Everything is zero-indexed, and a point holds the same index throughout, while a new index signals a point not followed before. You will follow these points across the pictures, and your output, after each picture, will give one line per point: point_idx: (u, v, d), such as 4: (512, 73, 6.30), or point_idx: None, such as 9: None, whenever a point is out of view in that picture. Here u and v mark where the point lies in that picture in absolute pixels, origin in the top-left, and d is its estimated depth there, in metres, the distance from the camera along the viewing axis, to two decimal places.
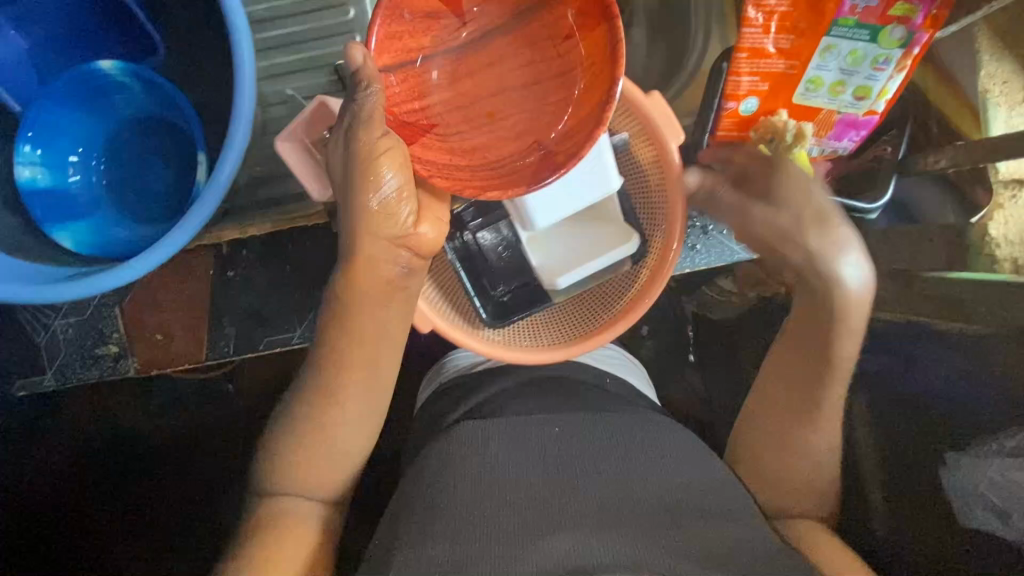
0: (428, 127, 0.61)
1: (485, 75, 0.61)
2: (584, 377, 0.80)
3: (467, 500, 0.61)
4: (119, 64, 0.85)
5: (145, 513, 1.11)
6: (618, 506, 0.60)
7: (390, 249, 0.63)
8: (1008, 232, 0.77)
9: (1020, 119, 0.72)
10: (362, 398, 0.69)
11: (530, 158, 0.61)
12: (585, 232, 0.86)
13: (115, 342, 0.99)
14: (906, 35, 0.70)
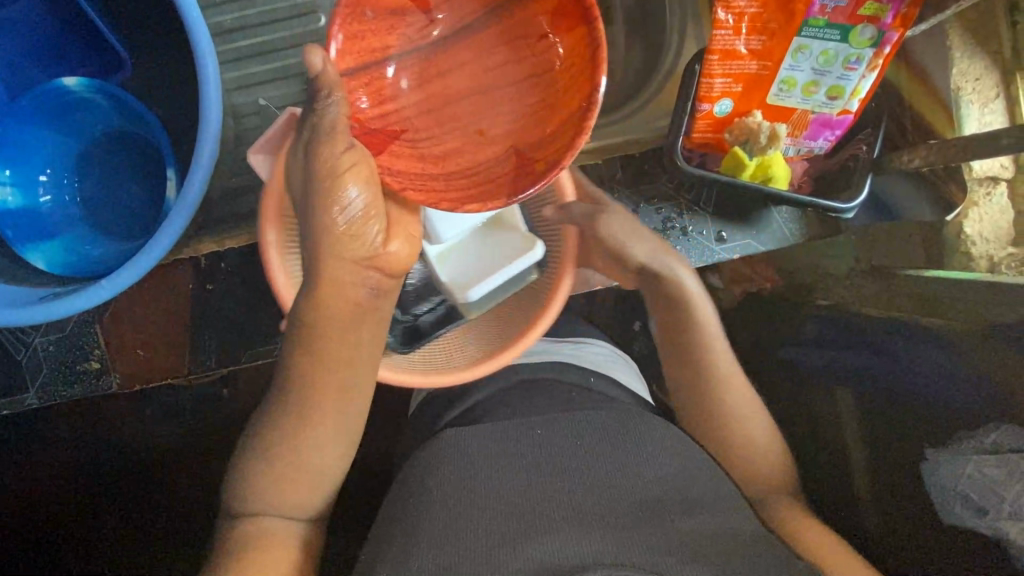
0: (397, 134, 0.58)
1: (453, 78, 0.59)
2: (570, 378, 0.77)
3: (452, 504, 0.60)
4: (84, 81, 0.84)
5: (138, 532, 1.10)
6: (602, 504, 0.59)
7: (356, 270, 0.62)
8: (982, 230, 0.78)
9: (992, 117, 0.72)
10: (337, 416, 0.68)
11: (506, 165, 0.57)
12: (493, 242, 0.81)
13: (97, 359, 0.97)
14: (876, 35, 0.70)
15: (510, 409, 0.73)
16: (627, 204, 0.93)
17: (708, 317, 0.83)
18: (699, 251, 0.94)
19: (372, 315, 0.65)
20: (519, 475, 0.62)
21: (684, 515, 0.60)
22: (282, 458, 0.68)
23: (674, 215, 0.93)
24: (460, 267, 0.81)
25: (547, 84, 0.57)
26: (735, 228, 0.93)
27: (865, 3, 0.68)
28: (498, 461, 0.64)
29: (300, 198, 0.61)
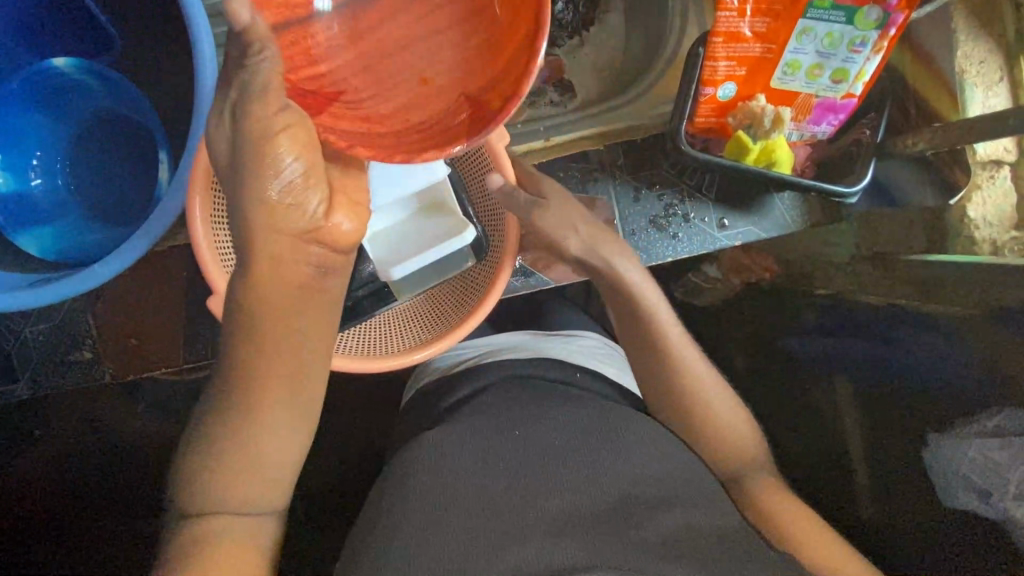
0: (334, 95, 0.52)
1: (386, 27, 0.53)
2: (557, 374, 0.78)
3: (435, 502, 0.59)
4: (73, 61, 0.83)
5: (142, 526, 1.10)
6: (587, 504, 0.58)
7: (298, 246, 0.56)
8: (985, 214, 0.77)
9: (996, 100, 0.72)
10: (283, 414, 0.62)
11: (458, 108, 0.52)
12: (423, 223, 0.80)
13: (90, 347, 0.95)
14: (882, 17, 0.68)
15: (493, 404, 0.71)
16: (628, 188, 0.93)
17: (658, 306, 0.78)
18: (700, 239, 0.94)
19: (315, 297, 0.59)
20: (499, 474, 0.61)
21: (676, 512, 0.59)
22: (260, 449, 0.61)
23: (675, 202, 0.93)
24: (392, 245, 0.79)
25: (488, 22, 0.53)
26: (737, 216, 0.93)
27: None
28: (479, 460, 0.62)
29: (224, 172, 0.56)
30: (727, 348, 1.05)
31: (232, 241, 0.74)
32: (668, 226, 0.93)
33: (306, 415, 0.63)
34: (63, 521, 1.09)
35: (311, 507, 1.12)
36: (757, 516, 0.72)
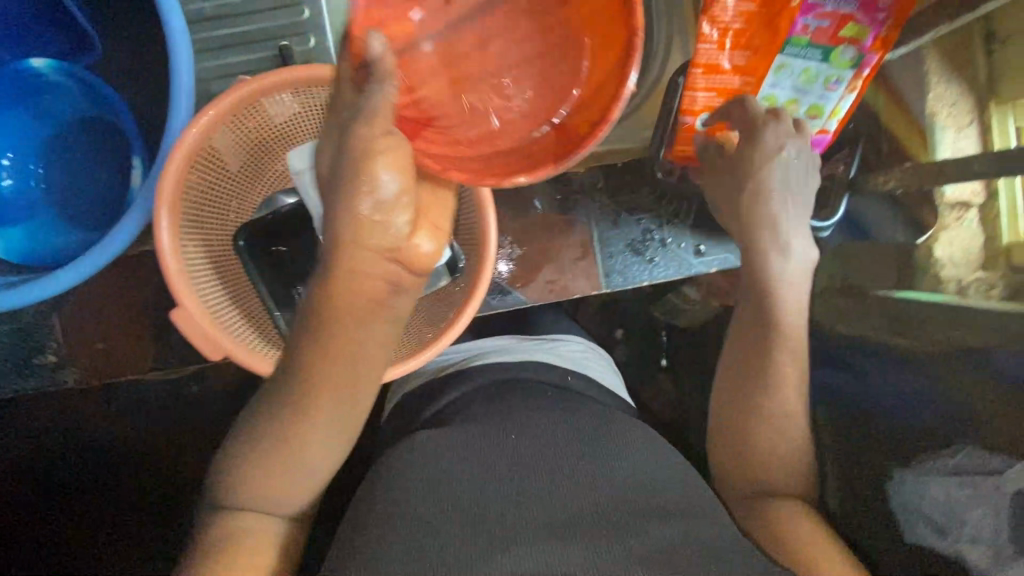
0: (426, 122, 0.55)
1: (469, 58, 0.56)
2: (549, 377, 0.79)
3: (438, 501, 0.59)
4: (53, 62, 0.82)
5: (108, 539, 1.06)
6: (591, 503, 0.58)
7: (377, 261, 0.58)
8: (953, 254, 0.80)
9: (966, 142, 0.73)
10: (335, 413, 0.62)
11: (546, 136, 0.54)
12: None
13: (54, 351, 0.94)
14: (857, 56, 0.70)
15: (494, 408, 0.71)
16: (609, 214, 0.95)
17: (791, 310, 0.73)
18: (676, 263, 0.95)
19: (381, 313, 0.61)
20: (502, 476, 0.61)
21: (680, 511, 0.60)
22: (284, 459, 0.62)
23: (653, 228, 0.95)
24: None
25: (568, 40, 0.55)
26: (713, 241, 0.94)
27: (847, 26, 0.67)
28: (480, 467, 0.62)
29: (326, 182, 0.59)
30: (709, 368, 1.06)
31: (200, 255, 0.73)
32: (646, 251, 0.95)
33: (327, 432, 0.62)
34: (32, 523, 1.05)
35: None
36: (757, 533, 0.67)
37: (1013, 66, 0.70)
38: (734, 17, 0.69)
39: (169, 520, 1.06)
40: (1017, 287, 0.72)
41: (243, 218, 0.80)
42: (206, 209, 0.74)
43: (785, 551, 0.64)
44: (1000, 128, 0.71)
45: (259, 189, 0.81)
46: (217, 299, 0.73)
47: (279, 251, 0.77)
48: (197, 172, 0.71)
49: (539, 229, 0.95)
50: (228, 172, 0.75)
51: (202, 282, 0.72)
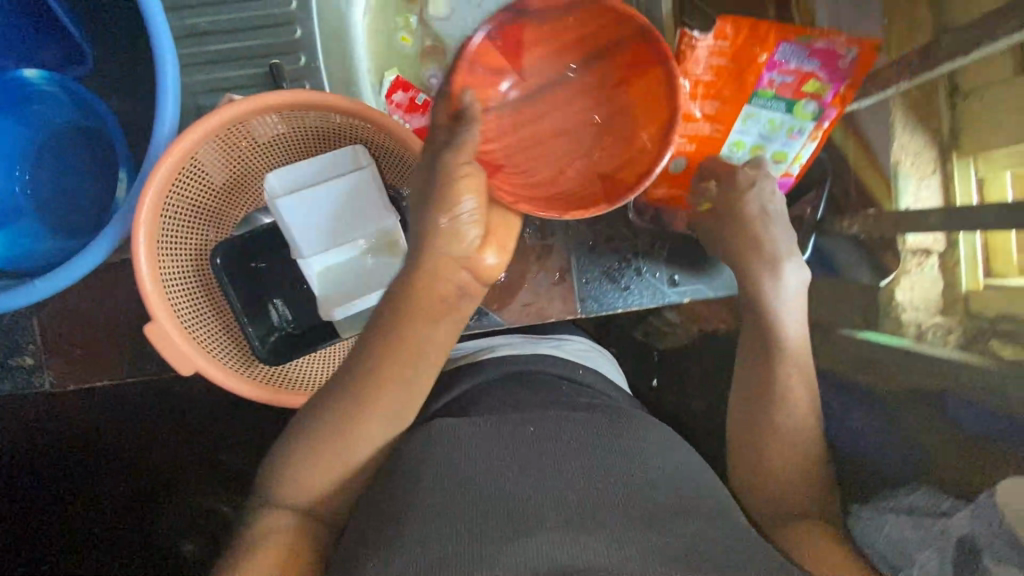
0: (499, 165, 0.75)
1: (535, 125, 0.77)
2: (560, 370, 0.74)
3: (436, 498, 0.53)
4: (44, 74, 0.83)
5: (73, 546, 1.04)
6: (607, 507, 0.52)
7: (452, 269, 0.67)
8: (914, 299, 0.79)
9: (929, 193, 0.75)
10: (398, 399, 0.65)
11: (595, 185, 0.76)
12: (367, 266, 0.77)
13: (30, 355, 0.96)
14: (817, 110, 0.76)
15: (498, 402, 0.65)
16: (584, 243, 0.97)
17: (790, 321, 0.74)
18: (650, 292, 0.97)
19: (449, 315, 0.68)
20: (506, 473, 0.54)
21: (705, 526, 0.53)
22: (299, 465, 0.64)
23: (629, 257, 0.96)
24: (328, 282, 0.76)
25: (624, 124, 0.76)
26: (688, 273, 0.96)
27: (809, 81, 0.75)
28: (497, 453, 0.56)
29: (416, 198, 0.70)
30: (687, 395, 1.06)
31: (177, 272, 0.74)
32: (621, 279, 0.97)
33: (325, 441, 0.64)
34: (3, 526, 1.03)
35: None
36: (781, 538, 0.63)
37: (976, 124, 0.71)
38: (704, 71, 0.76)
39: (137, 528, 1.04)
40: (970, 339, 0.74)
41: (223, 236, 0.82)
42: (184, 226, 0.75)
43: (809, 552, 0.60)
44: (962, 182, 0.73)
45: (239, 206, 0.82)
46: (193, 316, 0.74)
47: (257, 266, 0.79)
48: (176, 191, 0.71)
49: (520, 252, 0.97)
50: (208, 190, 0.77)
51: (178, 298, 0.73)
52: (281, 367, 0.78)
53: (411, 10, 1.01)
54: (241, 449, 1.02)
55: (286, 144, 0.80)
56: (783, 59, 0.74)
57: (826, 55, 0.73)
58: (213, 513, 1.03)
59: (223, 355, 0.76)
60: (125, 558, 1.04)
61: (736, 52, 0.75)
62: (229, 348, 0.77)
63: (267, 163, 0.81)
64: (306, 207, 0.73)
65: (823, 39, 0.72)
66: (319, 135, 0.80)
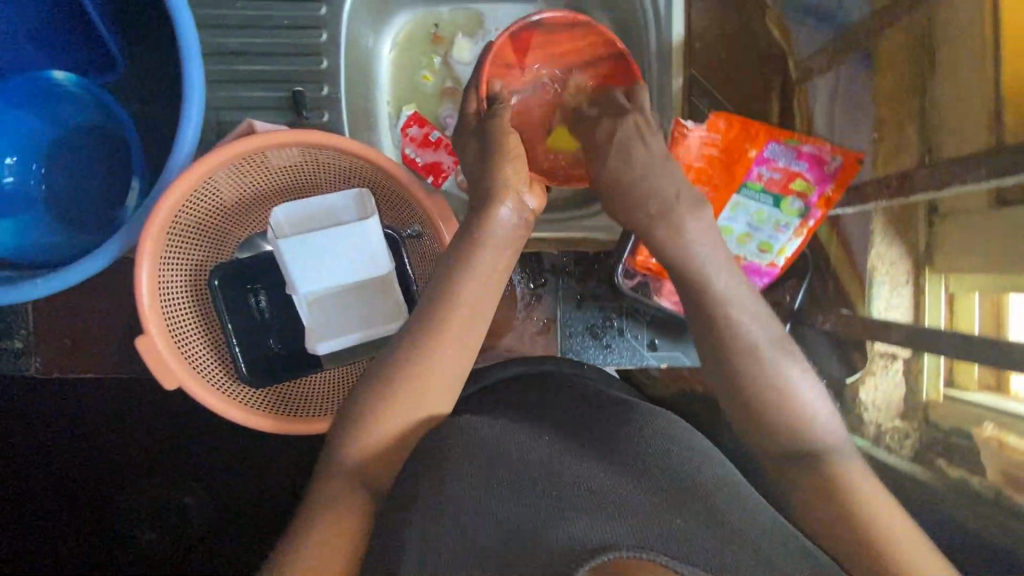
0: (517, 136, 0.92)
1: (534, 111, 0.94)
2: (575, 370, 0.80)
3: (456, 488, 0.54)
4: (73, 77, 0.88)
5: (31, 532, 1.03)
6: (630, 497, 0.53)
7: (512, 201, 0.75)
8: (876, 400, 0.83)
9: (898, 302, 0.78)
10: (453, 351, 0.67)
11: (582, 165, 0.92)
12: (359, 304, 0.79)
13: (21, 339, 0.98)
14: (803, 208, 0.80)
15: (512, 411, 0.69)
16: (571, 297, 1.00)
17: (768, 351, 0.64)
18: (629, 353, 1.00)
19: (510, 240, 0.74)
20: (526, 468, 0.56)
21: (733, 509, 0.54)
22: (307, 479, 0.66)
23: (613, 316, 1.00)
24: (318, 317, 0.78)
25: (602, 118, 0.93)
26: (667, 340, 1.00)
27: (796, 180, 0.80)
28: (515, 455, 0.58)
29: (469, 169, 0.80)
30: None
31: (174, 289, 0.77)
32: (603, 336, 1.00)
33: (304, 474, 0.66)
34: None
35: (205, 542, 1.04)
36: (802, 512, 0.59)
37: (949, 244, 0.75)
38: (696, 157, 0.83)
39: (98, 520, 1.03)
40: (924, 447, 0.77)
41: (225, 256, 0.85)
42: (188, 241, 0.78)
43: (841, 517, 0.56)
44: (933, 295, 0.75)
45: (241, 228, 0.85)
46: (184, 333, 0.77)
47: (255, 290, 0.82)
48: (187, 208, 0.75)
49: (509, 297, 1.00)
50: (212, 213, 0.80)
51: (171, 315, 0.76)
52: (280, 386, 0.81)
53: (436, 51, 1.10)
54: (212, 451, 1.03)
55: (294, 174, 0.83)
56: (772, 157, 0.81)
57: (812, 158, 0.79)
58: (174, 513, 1.03)
59: (210, 374, 0.79)
60: (83, 550, 1.04)
61: (727, 144, 0.82)
62: (218, 370, 0.80)
63: (277, 188, 0.84)
64: (302, 249, 0.74)
65: (811, 145, 0.79)
66: (329, 169, 0.83)
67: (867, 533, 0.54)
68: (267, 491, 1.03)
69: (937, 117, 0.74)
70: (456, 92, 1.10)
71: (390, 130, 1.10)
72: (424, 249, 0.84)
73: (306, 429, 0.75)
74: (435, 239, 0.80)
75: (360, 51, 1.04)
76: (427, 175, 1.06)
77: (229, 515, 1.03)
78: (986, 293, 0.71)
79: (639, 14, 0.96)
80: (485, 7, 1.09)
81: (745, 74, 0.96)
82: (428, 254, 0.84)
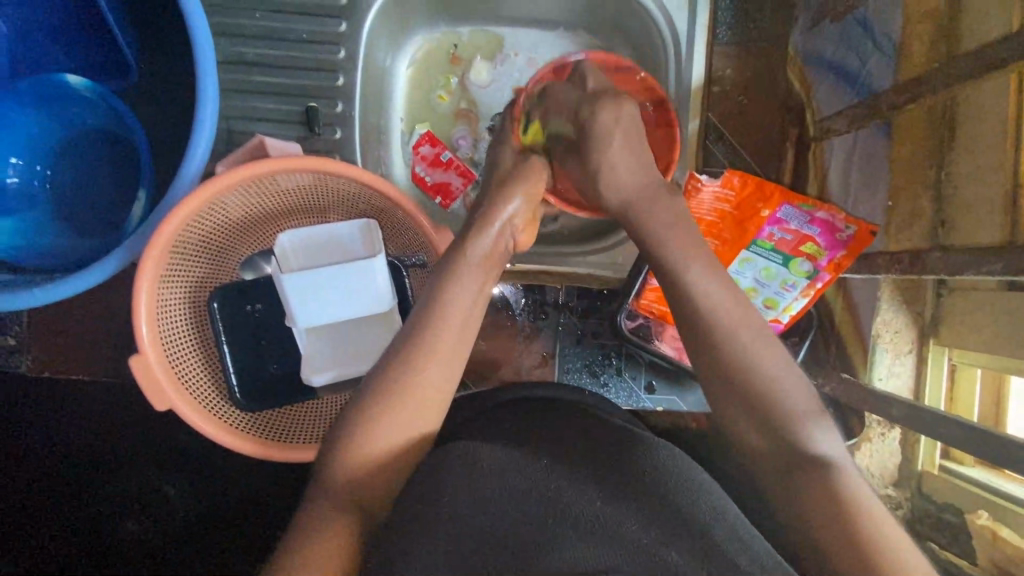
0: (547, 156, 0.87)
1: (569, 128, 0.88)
2: (578, 400, 0.74)
3: (449, 516, 0.53)
4: (88, 82, 0.85)
5: (9, 528, 1.02)
6: (626, 526, 0.52)
7: (502, 228, 0.74)
8: (869, 465, 0.82)
9: (901, 367, 0.79)
10: (446, 373, 0.66)
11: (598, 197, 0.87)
12: (357, 334, 0.79)
13: (14, 336, 0.99)
14: (812, 270, 0.79)
15: (507, 427, 0.67)
16: (571, 333, 1.00)
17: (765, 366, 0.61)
18: (626, 392, 1.00)
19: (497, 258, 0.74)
20: (521, 495, 0.55)
21: (727, 539, 0.53)
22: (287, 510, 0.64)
23: (612, 355, 0.99)
24: (318, 347, 0.78)
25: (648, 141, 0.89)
26: (664, 382, 0.99)
27: (807, 243, 0.80)
28: (515, 474, 0.57)
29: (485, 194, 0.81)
30: None
31: (173, 308, 0.76)
32: (600, 374, 1.00)
33: None
34: None
35: (184, 550, 1.03)
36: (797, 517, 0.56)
37: (955, 320, 0.75)
38: (708, 211, 0.83)
39: (78, 521, 1.02)
40: (915, 519, 0.78)
41: (227, 276, 0.84)
42: (191, 257, 0.77)
43: (838, 532, 0.52)
44: (935, 367, 0.77)
45: (244, 246, 0.84)
46: (180, 352, 0.76)
47: (254, 309, 0.82)
48: (192, 226, 0.74)
49: (509, 328, 1.00)
50: (217, 231, 0.79)
51: (169, 335, 0.75)
52: (272, 410, 0.80)
53: (454, 72, 1.09)
54: (197, 459, 1.02)
55: (302, 196, 0.82)
56: (785, 219, 0.81)
57: (825, 225, 0.79)
58: (154, 516, 1.03)
59: (201, 389, 0.78)
60: (58, 548, 1.03)
61: (740, 202, 0.83)
62: (211, 388, 0.79)
63: (284, 208, 0.83)
64: (309, 286, 0.72)
65: (825, 211, 0.79)
66: (339, 194, 0.83)
67: (862, 561, 0.50)
68: (251, 505, 1.02)
69: (954, 194, 0.75)
70: (471, 115, 1.09)
71: (400, 147, 1.09)
72: (421, 277, 0.84)
73: (295, 456, 0.74)
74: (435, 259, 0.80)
75: (377, 70, 1.03)
76: (435, 196, 1.06)
77: (210, 525, 1.02)
78: (987, 369, 0.72)
79: (662, 54, 0.95)
80: (506, 31, 1.08)
81: (762, 123, 0.96)
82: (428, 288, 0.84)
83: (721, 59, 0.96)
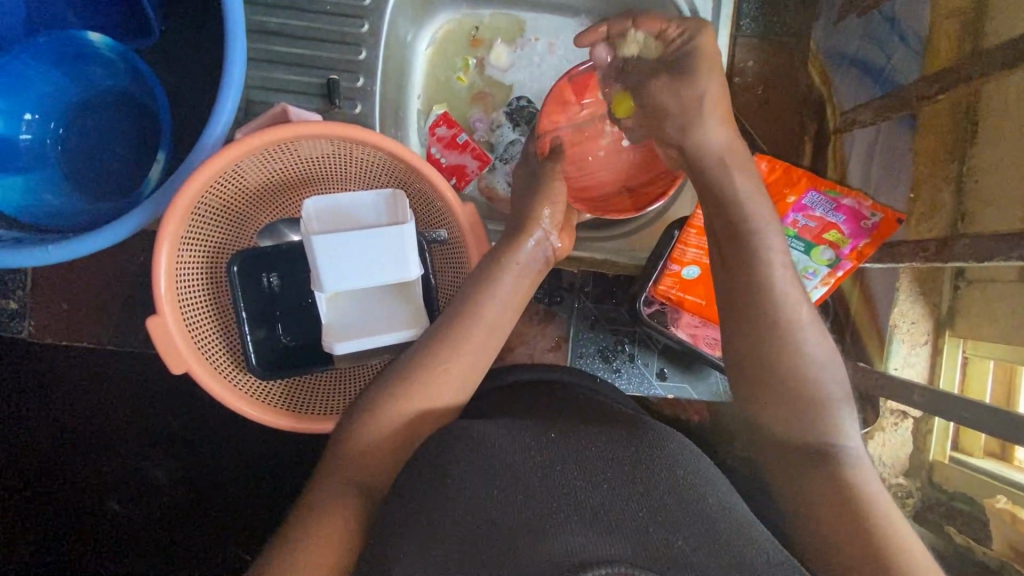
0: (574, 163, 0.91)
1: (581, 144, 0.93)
2: (590, 385, 0.73)
3: (475, 483, 0.52)
4: (109, 41, 0.81)
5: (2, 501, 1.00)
6: (633, 512, 0.49)
7: (540, 240, 0.75)
8: (880, 453, 0.83)
9: (916, 358, 0.80)
10: (481, 349, 0.67)
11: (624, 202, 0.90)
12: (378, 306, 0.78)
13: (16, 301, 0.96)
14: (834, 258, 0.80)
15: (529, 412, 0.66)
16: (586, 318, 1.00)
17: (812, 356, 0.60)
18: (638, 380, 1.00)
19: (533, 274, 0.74)
20: (525, 470, 0.52)
21: (732, 533, 0.50)
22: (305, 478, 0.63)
23: (625, 340, 0.99)
24: (339, 317, 0.77)
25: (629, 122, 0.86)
26: (676, 370, 1.00)
27: (830, 231, 0.80)
28: (519, 455, 0.54)
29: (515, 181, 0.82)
30: None
31: (191, 272, 0.75)
32: (613, 360, 0.99)
33: None
34: None
35: (183, 526, 1.01)
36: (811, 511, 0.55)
37: (972, 312, 0.77)
38: None
39: (72, 494, 1.00)
40: (926, 507, 0.79)
41: (245, 242, 0.83)
42: (211, 222, 0.76)
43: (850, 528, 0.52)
44: (950, 358, 0.79)
45: (263, 215, 0.83)
46: (197, 320, 0.75)
47: (269, 281, 0.80)
48: (213, 189, 0.72)
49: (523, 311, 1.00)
50: (237, 197, 0.78)
51: (187, 301, 0.74)
52: (289, 381, 0.80)
53: (473, 54, 1.08)
54: (199, 433, 1.00)
55: (322, 164, 0.81)
56: (810, 205, 0.82)
57: (850, 212, 0.80)
58: (151, 488, 1.00)
59: (217, 359, 0.76)
60: (51, 517, 1.00)
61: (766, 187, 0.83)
62: (227, 360, 0.78)
63: (304, 176, 0.82)
64: (331, 249, 0.71)
65: (851, 199, 0.80)
66: (362, 164, 0.81)
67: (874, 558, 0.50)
68: (254, 481, 1.00)
69: (973, 187, 0.76)
70: (487, 97, 1.08)
71: (418, 127, 1.08)
72: (446, 257, 0.84)
73: (309, 427, 0.73)
74: (463, 240, 0.79)
75: (398, 46, 1.02)
76: (450, 176, 1.06)
77: (209, 501, 1.01)
78: (1000, 361, 0.73)
79: None
80: (529, 15, 1.08)
81: (782, 117, 0.97)
82: (449, 267, 0.84)
83: (744, 51, 0.97)
